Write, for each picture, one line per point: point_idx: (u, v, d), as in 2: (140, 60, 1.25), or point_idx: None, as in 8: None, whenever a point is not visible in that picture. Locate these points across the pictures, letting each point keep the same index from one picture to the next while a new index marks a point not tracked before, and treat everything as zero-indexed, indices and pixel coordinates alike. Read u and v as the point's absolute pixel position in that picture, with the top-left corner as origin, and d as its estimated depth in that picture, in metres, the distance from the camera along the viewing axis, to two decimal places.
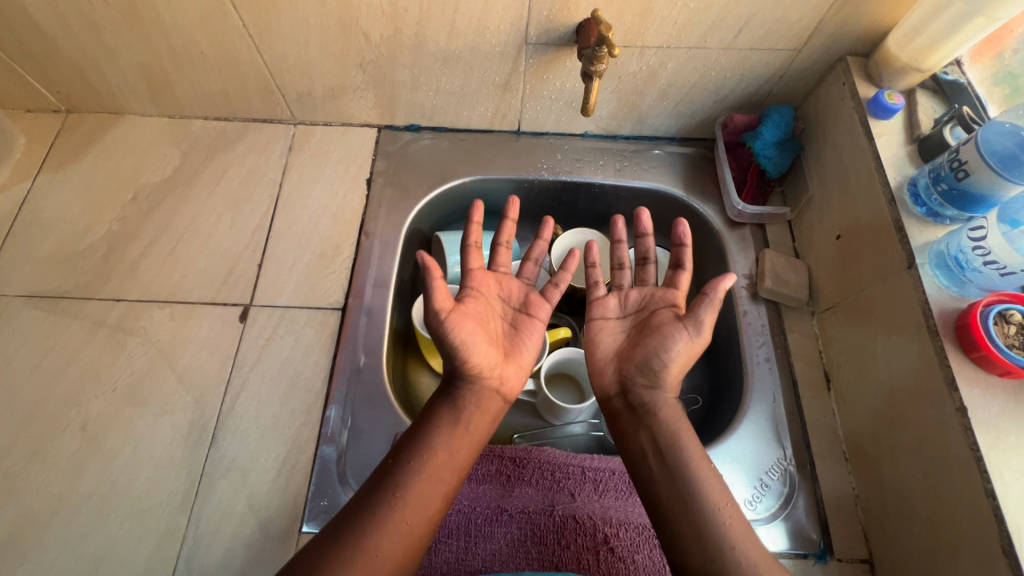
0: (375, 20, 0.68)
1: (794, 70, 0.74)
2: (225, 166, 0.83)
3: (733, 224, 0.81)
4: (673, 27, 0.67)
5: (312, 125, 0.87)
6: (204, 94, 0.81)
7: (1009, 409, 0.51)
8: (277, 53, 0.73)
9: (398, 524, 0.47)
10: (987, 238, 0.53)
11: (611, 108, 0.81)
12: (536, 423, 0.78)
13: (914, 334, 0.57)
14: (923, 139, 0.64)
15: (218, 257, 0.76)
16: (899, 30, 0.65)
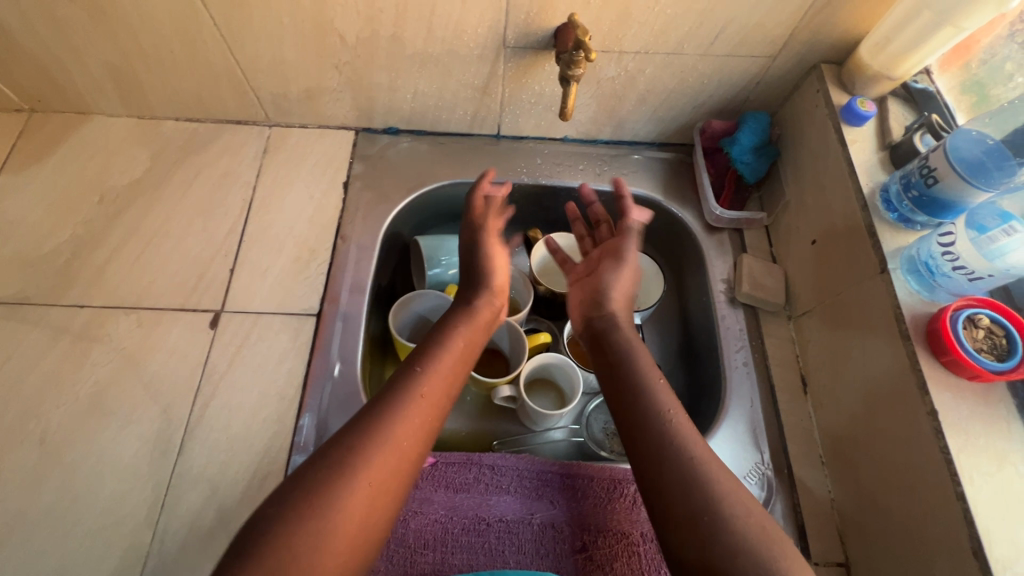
0: (351, 22, 0.67)
1: (770, 77, 0.75)
2: (198, 168, 0.81)
3: (711, 228, 0.81)
4: (651, 33, 0.68)
5: (288, 127, 0.85)
6: (176, 94, 0.79)
7: (978, 412, 0.52)
8: (250, 53, 0.72)
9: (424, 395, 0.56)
10: (956, 244, 0.54)
11: (590, 112, 0.81)
12: (517, 429, 0.79)
13: (887, 339, 0.58)
14: (894, 146, 0.65)
15: (188, 261, 0.74)
16: (870, 39, 0.65)
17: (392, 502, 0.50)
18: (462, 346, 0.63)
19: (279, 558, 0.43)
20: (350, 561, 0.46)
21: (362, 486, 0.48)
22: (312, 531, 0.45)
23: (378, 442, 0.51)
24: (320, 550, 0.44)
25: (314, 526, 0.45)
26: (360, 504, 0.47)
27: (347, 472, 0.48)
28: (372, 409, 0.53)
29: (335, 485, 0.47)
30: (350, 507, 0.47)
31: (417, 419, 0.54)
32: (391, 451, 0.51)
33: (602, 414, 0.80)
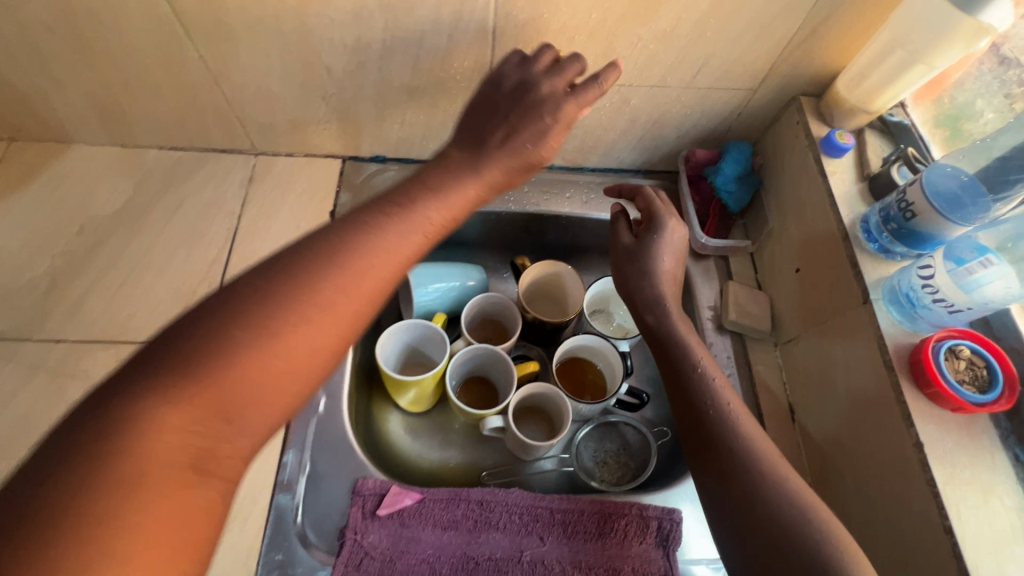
0: (338, 55, 0.67)
1: (751, 108, 0.76)
2: (181, 197, 0.80)
3: (697, 255, 0.82)
4: (635, 67, 0.69)
5: (274, 155, 0.84)
6: (160, 123, 0.78)
7: (963, 444, 0.53)
8: (236, 84, 0.71)
9: (374, 251, 0.45)
10: (934, 277, 0.55)
11: (576, 141, 0.82)
12: (506, 460, 0.79)
13: (872, 369, 0.58)
14: (872, 177, 0.67)
15: (170, 293, 0.73)
16: (846, 74, 0.67)
17: (334, 361, 0.43)
18: (437, 205, 0.51)
19: (222, 366, 0.37)
20: (299, 342, 0.40)
21: (317, 310, 0.41)
22: (242, 353, 0.38)
23: (356, 251, 0.44)
24: (235, 399, 0.38)
25: (251, 331, 0.39)
26: (232, 387, 0.37)
27: (273, 314, 0.39)
28: (337, 232, 0.45)
29: (245, 327, 0.39)
30: (302, 325, 0.40)
31: (395, 246, 0.47)
32: (380, 256, 0.45)
33: (591, 442, 0.80)
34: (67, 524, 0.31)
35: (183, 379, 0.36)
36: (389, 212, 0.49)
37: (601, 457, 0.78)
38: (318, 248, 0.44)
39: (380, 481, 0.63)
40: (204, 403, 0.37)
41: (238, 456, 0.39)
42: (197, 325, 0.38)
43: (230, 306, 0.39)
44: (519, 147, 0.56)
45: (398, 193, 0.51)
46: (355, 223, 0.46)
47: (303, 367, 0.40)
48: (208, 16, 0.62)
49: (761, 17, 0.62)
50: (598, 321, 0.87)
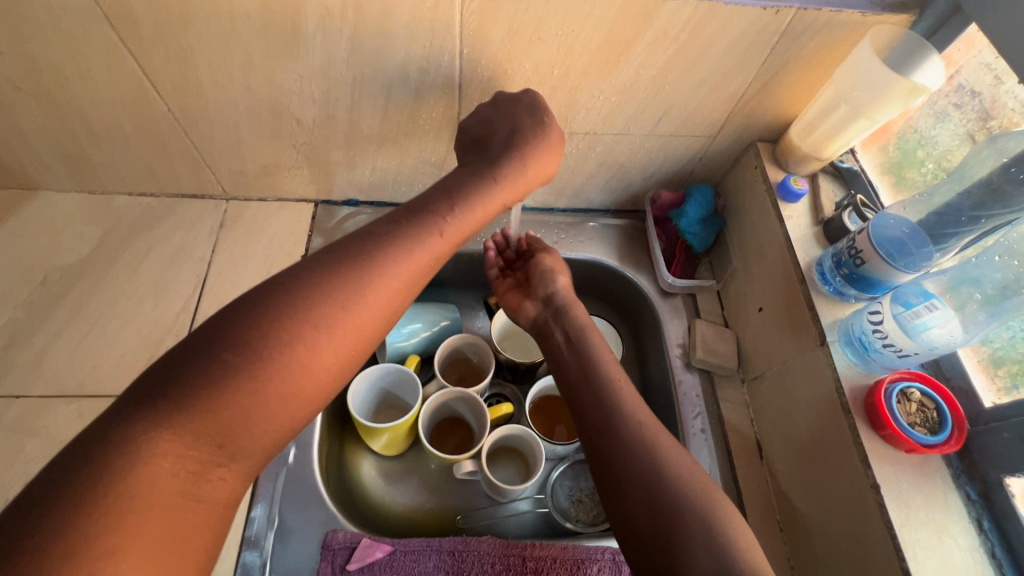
0: (307, 107, 0.68)
1: (711, 153, 0.79)
2: (150, 244, 0.79)
3: (665, 294, 0.84)
4: (598, 117, 0.71)
5: (246, 200, 0.84)
6: (128, 171, 0.78)
7: (917, 484, 0.54)
8: (206, 134, 0.72)
9: (392, 271, 0.51)
10: (884, 322, 0.57)
11: (545, 184, 0.84)
12: (482, 502, 0.78)
13: (830, 410, 0.60)
14: (826, 221, 0.70)
15: (136, 344, 0.72)
16: (798, 123, 0.70)
17: (364, 354, 0.49)
18: (461, 216, 0.58)
19: (238, 390, 0.41)
20: (304, 374, 0.44)
21: (314, 334, 0.45)
22: (264, 373, 0.42)
23: (361, 270, 0.49)
24: (241, 419, 0.41)
25: (245, 373, 0.41)
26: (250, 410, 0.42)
27: (310, 313, 0.45)
28: (349, 248, 0.50)
29: (266, 336, 0.43)
30: (304, 352, 0.44)
31: (401, 269, 0.51)
32: (380, 290, 0.49)
33: (567, 481, 0.80)
34: (99, 509, 0.34)
35: (189, 405, 0.39)
36: (403, 224, 0.54)
37: (577, 496, 0.79)
38: (330, 260, 0.49)
39: (350, 533, 0.63)
40: (206, 429, 0.40)
41: (242, 470, 0.43)
42: (225, 338, 0.42)
43: (241, 327, 0.43)
44: (512, 163, 0.64)
45: (428, 203, 0.57)
46: (361, 244, 0.51)
47: (301, 401, 0.45)
48: (175, 72, 0.63)
49: (716, 73, 0.65)
50: None
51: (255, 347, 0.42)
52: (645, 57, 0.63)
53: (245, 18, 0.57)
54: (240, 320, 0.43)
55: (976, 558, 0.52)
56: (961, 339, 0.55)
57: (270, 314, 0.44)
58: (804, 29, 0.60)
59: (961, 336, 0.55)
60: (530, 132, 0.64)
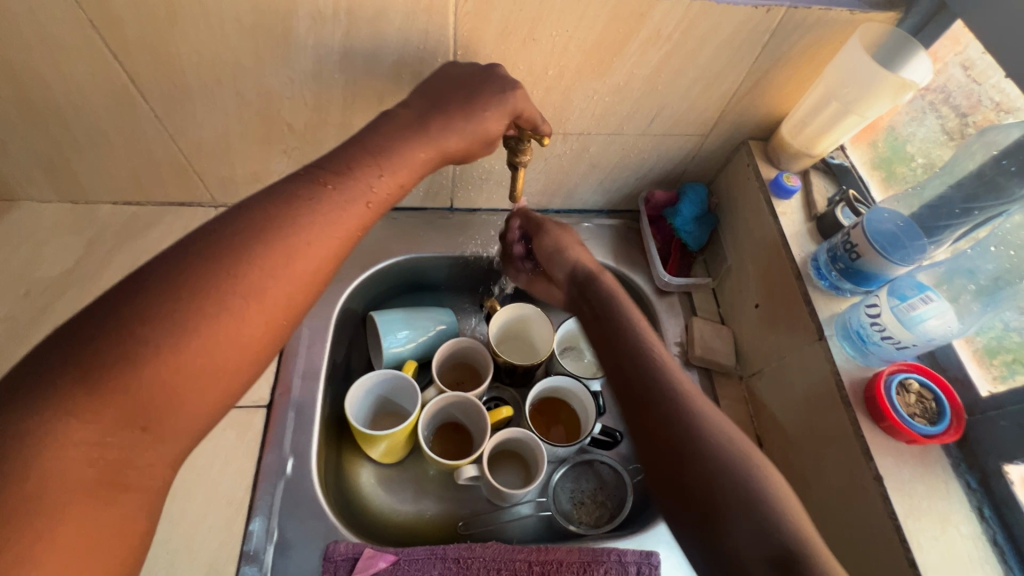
0: (298, 112, 0.67)
1: (704, 151, 0.80)
2: (137, 254, 0.77)
3: (662, 292, 0.84)
4: (592, 117, 0.71)
5: (235, 207, 0.83)
6: (113, 179, 0.76)
7: (918, 475, 0.55)
8: (193, 140, 0.70)
9: (307, 236, 0.44)
10: (881, 315, 0.57)
11: (540, 186, 0.83)
12: (484, 507, 0.78)
13: (830, 404, 0.60)
14: (820, 217, 0.70)
15: None
16: (790, 120, 0.71)
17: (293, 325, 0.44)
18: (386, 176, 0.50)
19: (148, 368, 0.36)
20: (221, 348, 0.39)
21: (220, 317, 0.39)
22: (189, 343, 0.37)
23: (266, 239, 0.42)
24: (165, 400, 0.37)
25: (137, 353, 0.36)
26: (168, 381, 0.37)
27: (217, 290, 0.39)
28: (257, 210, 0.44)
29: (184, 310, 0.37)
30: (209, 328, 0.38)
31: (320, 225, 0.45)
32: (297, 260, 0.43)
33: (568, 482, 0.80)
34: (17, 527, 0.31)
35: (83, 400, 0.34)
36: (320, 181, 0.47)
37: (579, 497, 0.79)
38: (225, 232, 0.42)
39: (352, 544, 0.62)
40: (121, 419, 0.36)
41: (178, 443, 0.39)
42: (130, 306, 0.36)
43: (135, 309, 0.36)
44: (479, 113, 0.56)
45: (336, 159, 0.49)
46: (276, 206, 0.44)
47: (228, 379, 0.40)
48: (160, 77, 0.61)
49: (708, 72, 0.66)
50: (569, 359, 0.87)
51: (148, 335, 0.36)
52: (638, 57, 0.63)
53: (234, 21, 0.56)
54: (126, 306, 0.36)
55: (978, 546, 0.52)
56: (958, 329, 0.56)
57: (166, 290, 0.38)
58: (794, 28, 0.61)
59: (958, 326, 0.55)
60: (495, 87, 0.57)
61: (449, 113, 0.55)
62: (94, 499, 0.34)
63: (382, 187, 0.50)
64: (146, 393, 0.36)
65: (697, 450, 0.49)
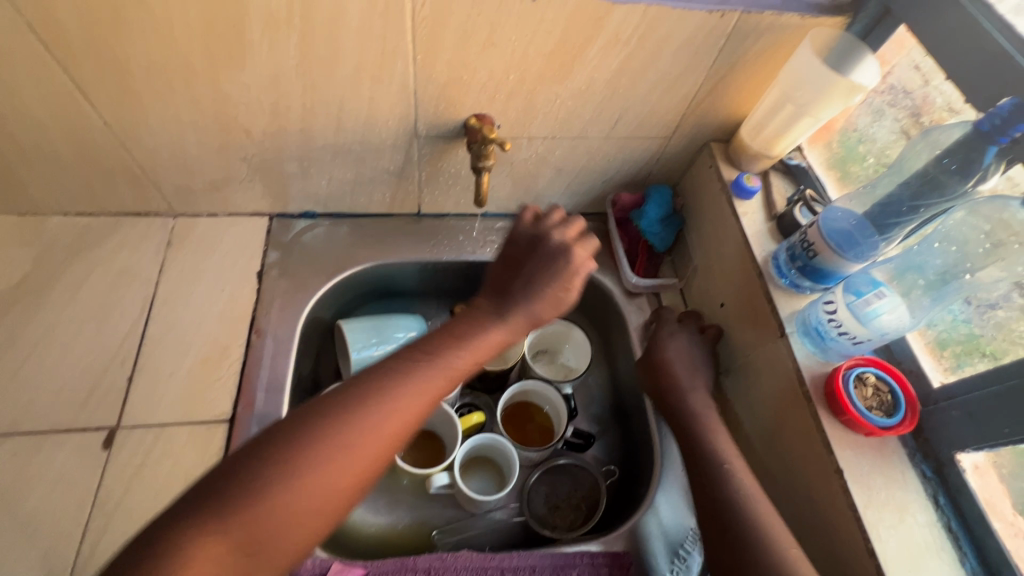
0: (256, 118, 0.66)
1: (668, 153, 0.81)
2: (91, 266, 0.75)
3: (630, 294, 0.85)
4: (556, 121, 0.72)
5: (195, 216, 0.80)
6: (62, 190, 0.73)
7: (877, 466, 0.56)
8: (147, 148, 0.68)
9: (393, 407, 0.49)
10: (838, 311, 0.59)
11: (507, 190, 0.83)
12: (457, 514, 0.77)
13: (793, 400, 0.61)
14: (779, 217, 0.72)
15: (77, 373, 0.67)
16: (748, 122, 0.73)
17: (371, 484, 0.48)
18: (439, 368, 0.52)
19: (263, 503, 0.42)
20: (313, 492, 0.44)
21: (343, 454, 0.46)
22: (280, 495, 0.43)
23: (348, 421, 0.47)
24: (270, 532, 0.42)
25: (284, 485, 0.43)
26: (281, 516, 0.43)
27: (309, 447, 0.45)
28: (336, 404, 0.48)
29: (295, 461, 0.44)
30: (325, 476, 0.45)
31: (383, 439, 0.48)
32: (374, 436, 0.47)
33: (544, 486, 0.79)
34: None
35: (224, 514, 0.41)
36: (411, 361, 0.52)
37: (554, 501, 0.78)
38: (320, 407, 0.48)
39: (318, 559, 0.60)
40: (242, 541, 0.41)
41: (270, 572, 0.43)
42: (265, 446, 0.45)
43: (265, 454, 0.44)
44: (542, 297, 0.58)
45: (424, 345, 0.54)
46: (340, 400, 0.48)
47: (313, 523, 0.44)
48: (109, 84, 0.59)
49: (667, 76, 0.67)
50: (541, 362, 0.88)
51: (276, 468, 0.44)
52: (598, 61, 0.64)
53: (184, 27, 0.54)
54: (274, 444, 0.45)
55: (935, 534, 0.54)
56: (909, 323, 0.57)
57: (282, 437, 0.46)
58: (747, 32, 0.62)
59: (909, 320, 0.57)
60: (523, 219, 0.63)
61: (523, 248, 0.62)
62: None
63: (461, 358, 0.54)
64: (291, 510, 0.43)
65: (716, 507, 0.58)
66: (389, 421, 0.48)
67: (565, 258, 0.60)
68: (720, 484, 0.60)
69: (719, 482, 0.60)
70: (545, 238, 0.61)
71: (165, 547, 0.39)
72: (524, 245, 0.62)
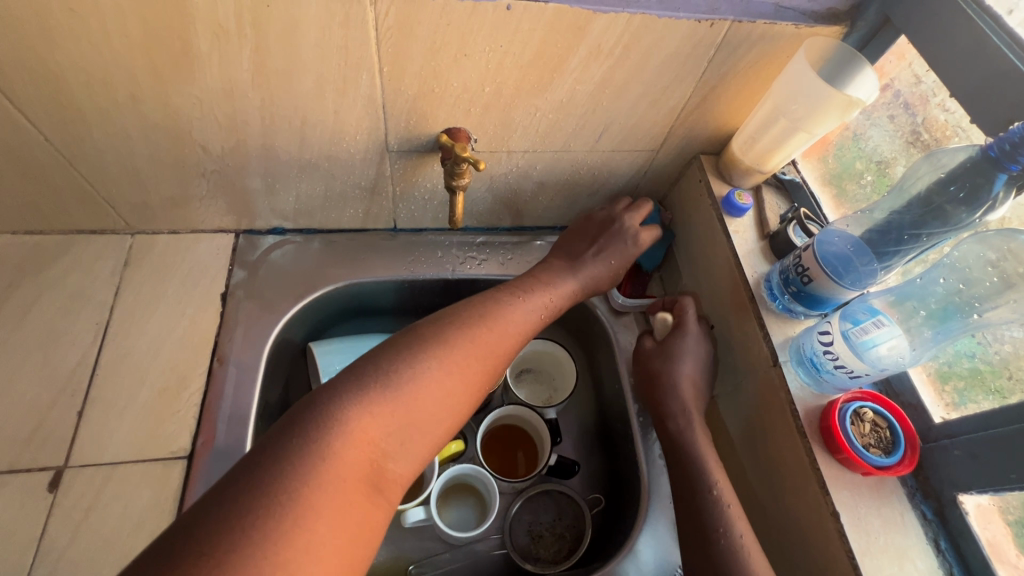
0: (212, 133, 0.61)
1: (656, 166, 0.77)
2: (41, 289, 0.70)
3: (617, 313, 0.82)
4: (536, 134, 0.67)
5: (155, 234, 0.76)
6: (8, 208, 0.68)
7: (875, 508, 0.53)
8: (96, 165, 0.63)
9: (474, 340, 0.55)
10: (834, 343, 0.55)
11: (488, 205, 0.79)
12: (435, 547, 0.73)
13: (786, 435, 0.58)
14: (772, 236, 0.68)
15: (23, 406, 0.63)
16: (740, 135, 0.69)
17: (464, 412, 0.52)
18: (512, 319, 0.60)
19: (377, 414, 0.45)
20: (414, 415, 0.47)
21: (442, 376, 0.50)
22: (395, 410, 0.46)
23: (416, 367, 0.49)
24: (382, 453, 0.44)
25: (392, 401, 0.46)
26: (382, 434, 0.44)
27: (413, 369, 0.49)
28: (399, 354, 0.50)
29: (393, 384, 0.47)
30: (425, 396, 0.48)
31: (447, 383, 0.50)
32: (467, 364, 0.53)
33: (526, 514, 0.76)
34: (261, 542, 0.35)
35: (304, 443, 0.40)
36: (478, 309, 0.59)
37: (537, 530, 0.75)
38: (383, 358, 0.49)
39: None
40: (355, 471, 0.41)
41: (397, 484, 0.45)
42: (356, 375, 0.47)
43: (359, 379, 0.47)
44: (601, 267, 0.72)
45: (487, 298, 0.61)
46: (399, 350, 0.50)
47: (422, 443, 0.47)
48: (47, 98, 0.54)
49: (654, 87, 0.63)
50: (525, 383, 0.84)
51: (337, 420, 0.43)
52: (580, 73, 0.60)
53: (124, 38, 0.49)
54: (362, 371, 0.48)
55: None
56: (908, 358, 0.54)
57: (355, 385, 0.46)
58: (739, 42, 0.58)
59: (909, 355, 0.54)
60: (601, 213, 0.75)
61: (599, 226, 0.74)
62: (338, 533, 0.38)
63: (518, 312, 0.61)
64: (365, 445, 0.43)
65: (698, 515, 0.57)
66: (453, 369, 0.51)
67: (631, 245, 0.74)
68: (716, 531, 0.55)
69: (717, 528, 0.55)
70: (598, 224, 0.74)
71: (259, 488, 0.37)
72: (608, 222, 0.74)
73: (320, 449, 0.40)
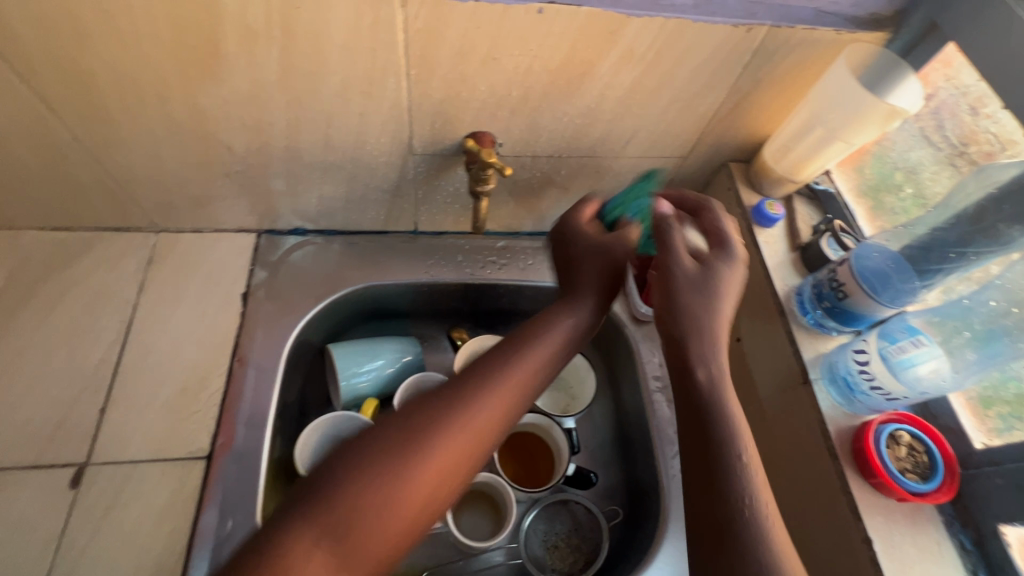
0: (238, 134, 0.61)
1: (684, 173, 0.75)
2: (66, 286, 0.70)
3: (639, 321, 0.80)
4: (562, 139, 0.66)
5: (178, 232, 0.76)
6: (36, 205, 0.68)
7: (910, 535, 0.51)
8: (123, 164, 0.64)
9: (520, 375, 0.50)
10: (870, 362, 0.53)
11: (510, 209, 0.78)
12: (449, 555, 0.72)
13: (815, 455, 0.56)
14: (804, 248, 0.66)
15: (48, 402, 0.63)
16: (773, 142, 0.67)
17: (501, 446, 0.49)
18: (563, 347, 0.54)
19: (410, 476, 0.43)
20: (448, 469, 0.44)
21: (481, 429, 0.47)
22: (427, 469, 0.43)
23: (445, 431, 0.45)
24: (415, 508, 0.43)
25: (420, 467, 0.43)
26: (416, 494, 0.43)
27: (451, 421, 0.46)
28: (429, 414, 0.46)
29: (426, 443, 0.44)
30: (459, 453, 0.45)
31: (484, 435, 0.47)
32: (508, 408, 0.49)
33: (541, 525, 0.74)
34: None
35: (330, 512, 0.40)
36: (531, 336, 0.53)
37: (552, 541, 0.73)
38: (418, 422, 0.45)
39: None
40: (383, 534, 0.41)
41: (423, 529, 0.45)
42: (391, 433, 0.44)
43: (391, 440, 0.44)
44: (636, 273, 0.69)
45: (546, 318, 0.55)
46: (432, 412, 0.46)
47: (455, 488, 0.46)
48: (77, 97, 0.54)
49: (686, 94, 0.61)
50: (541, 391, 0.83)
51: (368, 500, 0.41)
52: (610, 78, 0.58)
53: (155, 38, 0.49)
54: (399, 428, 0.45)
55: None
56: (949, 382, 0.52)
57: (386, 449, 0.43)
58: (776, 48, 0.56)
59: (950, 378, 0.52)
60: None
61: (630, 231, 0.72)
62: None
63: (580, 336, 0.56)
64: (396, 510, 0.42)
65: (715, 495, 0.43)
66: (496, 410, 0.48)
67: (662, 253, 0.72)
68: (738, 506, 0.43)
69: (739, 499, 0.43)
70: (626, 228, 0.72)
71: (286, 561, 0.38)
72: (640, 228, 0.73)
73: (347, 521, 0.40)
